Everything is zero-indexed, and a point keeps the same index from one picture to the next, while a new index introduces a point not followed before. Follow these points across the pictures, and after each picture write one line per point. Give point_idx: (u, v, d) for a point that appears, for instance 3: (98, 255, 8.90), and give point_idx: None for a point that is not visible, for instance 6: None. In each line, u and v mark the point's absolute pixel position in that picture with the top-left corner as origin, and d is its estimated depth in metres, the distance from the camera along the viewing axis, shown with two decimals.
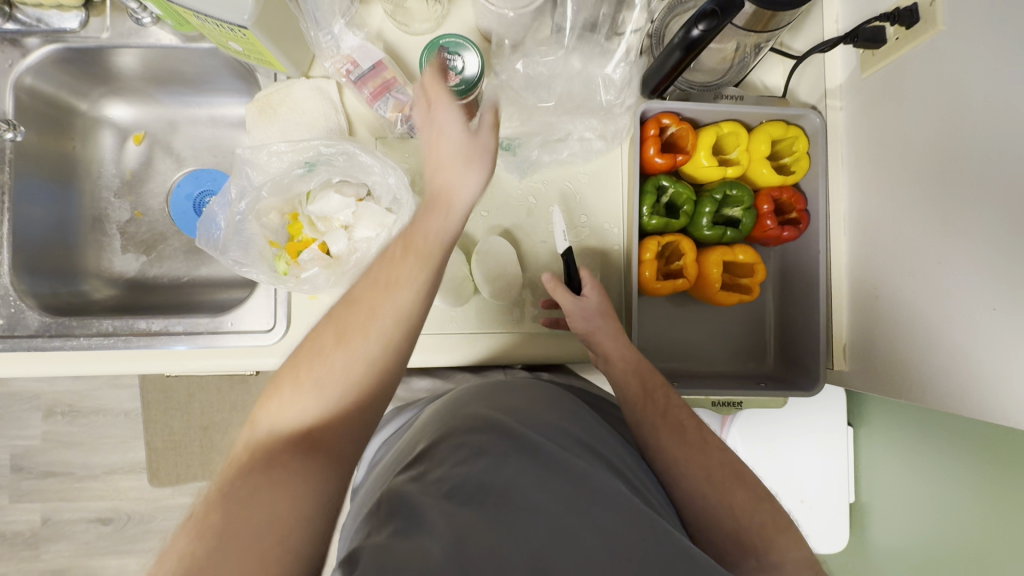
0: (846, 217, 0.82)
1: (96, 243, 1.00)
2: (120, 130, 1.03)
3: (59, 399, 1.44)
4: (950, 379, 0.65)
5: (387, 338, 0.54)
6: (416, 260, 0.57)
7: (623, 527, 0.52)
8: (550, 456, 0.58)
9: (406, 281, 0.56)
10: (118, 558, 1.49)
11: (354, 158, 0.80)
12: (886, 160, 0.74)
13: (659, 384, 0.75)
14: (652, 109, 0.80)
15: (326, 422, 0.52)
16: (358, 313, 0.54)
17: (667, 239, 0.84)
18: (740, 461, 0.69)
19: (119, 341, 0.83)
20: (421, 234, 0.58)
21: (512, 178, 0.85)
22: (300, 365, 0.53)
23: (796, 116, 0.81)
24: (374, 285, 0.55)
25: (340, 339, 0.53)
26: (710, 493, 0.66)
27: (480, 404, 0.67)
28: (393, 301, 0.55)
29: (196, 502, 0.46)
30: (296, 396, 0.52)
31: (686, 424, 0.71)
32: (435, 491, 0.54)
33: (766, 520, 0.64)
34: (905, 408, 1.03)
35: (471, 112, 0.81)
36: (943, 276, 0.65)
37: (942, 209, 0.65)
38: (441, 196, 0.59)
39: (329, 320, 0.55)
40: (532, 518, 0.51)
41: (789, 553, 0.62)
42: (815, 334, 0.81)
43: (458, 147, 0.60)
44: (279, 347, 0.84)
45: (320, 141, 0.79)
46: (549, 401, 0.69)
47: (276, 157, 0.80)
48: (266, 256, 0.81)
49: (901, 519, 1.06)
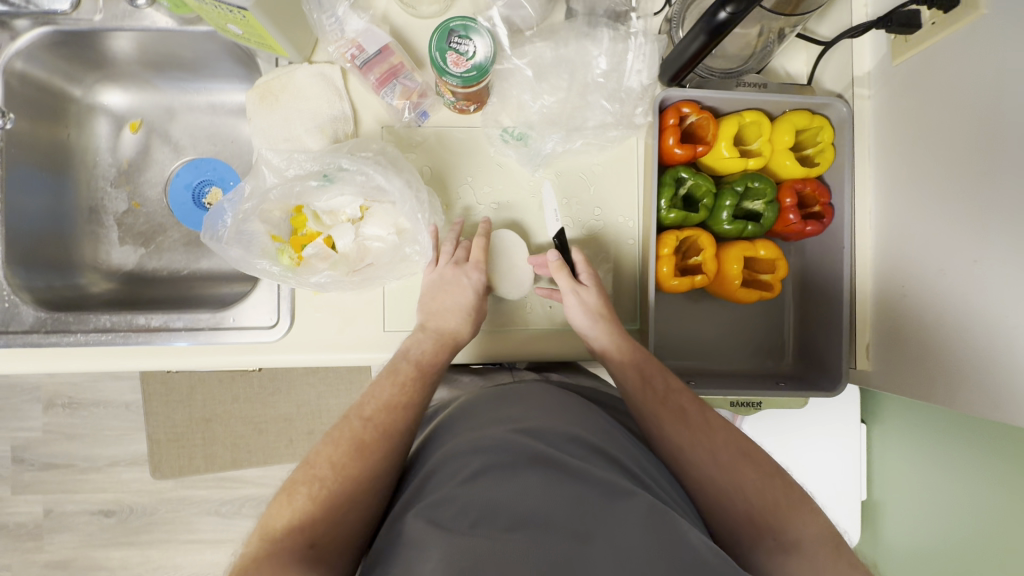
0: (872, 212, 0.79)
1: (92, 235, 0.97)
2: (115, 117, 0.99)
3: (60, 390, 1.41)
4: (986, 382, 0.62)
5: (390, 440, 0.65)
6: (421, 379, 0.72)
7: (648, 541, 0.49)
8: (566, 467, 0.55)
9: (411, 395, 0.70)
10: (120, 550, 1.45)
11: (373, 179, 0.77)
12: (916, 151, 0.71)
13: (658, 370, 0.72)
14: (671, 98, 0.76)
15: (329, 528, 0.58)
16: (368, 442, 0.64)
17: (685, 233, 0.81)
18: (746, 440, 0.67)
19: (117, 338, 0.81)
20: (427, 370, 0.73)
21: (523, 170, 0.82)
22: (312, 489, 0.60)
23: (821, 105, 0.78)
24: (383, 408, 0.68)
25: (349, 468, 0.62)
26: (718, 476, 0.64)
27: (486, 414, 0.65)
28: (393, 437, 0.66)
29: None
30: (307, 511, 0.58)
31: (687, 408, 0.69)
32: (445, 515, 0.52)
33: (778, 496, 0.62)
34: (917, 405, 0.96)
35: (481, 100, 0.77)
36: (978, 275, 0.62)
37: (978, 206, 0.62)
38: (442, 332, 0.75)
39: (337, 437, 0.65)
40: (550, 537, 0.50)
41: (806, 528, 0.60)
42: (838, 331, 0.78)
43: (453, 279, 0.77)
44: (282, 344, 0.81)
45: (343, 159, 0.75)
46: (558, 406, 0.65)
47: (294, 164, 0.77)
48: (268, 251, 0.77)
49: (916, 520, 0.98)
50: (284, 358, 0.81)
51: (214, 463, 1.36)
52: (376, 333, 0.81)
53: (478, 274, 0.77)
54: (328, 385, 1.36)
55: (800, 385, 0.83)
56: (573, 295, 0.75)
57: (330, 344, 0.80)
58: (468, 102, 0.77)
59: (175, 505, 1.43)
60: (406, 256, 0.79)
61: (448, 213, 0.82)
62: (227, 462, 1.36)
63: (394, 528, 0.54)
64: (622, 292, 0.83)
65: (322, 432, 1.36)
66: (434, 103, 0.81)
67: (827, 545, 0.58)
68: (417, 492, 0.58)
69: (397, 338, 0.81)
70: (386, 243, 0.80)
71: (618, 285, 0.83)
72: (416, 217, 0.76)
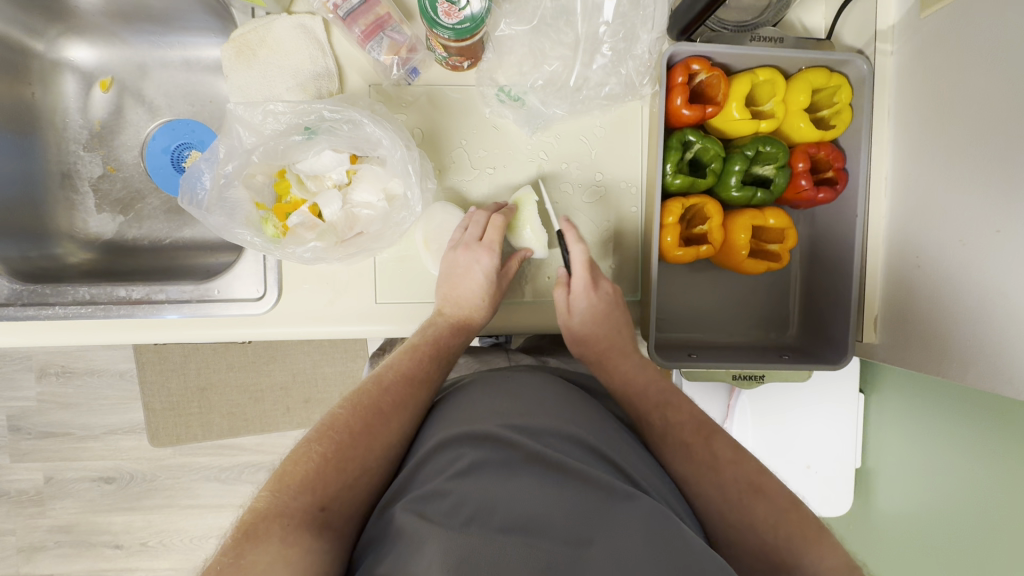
0: (888, 178, 0.75)
1: (67, 201, 0.92)
2: (84, 75, 0.92)
3: (52, 359, 1.38)
4: (1000, 358, 0.60)
5: (404, 412, 0.64)
6: (435, 358, 0.71)
7: (650, 553, 0.48)
8: (564, 469, 0.53)
9: (424, 372, 0.69)
10: (123, 515, 1.45)
11: (359, 128, 0.72)
12: (939, 113, 0.67)
13: (654, 404, 0.70)
14: (680, 54, 0.71)
15: (342, 493, 0.57)
16: (386, 411, 0.63)
17: (692, 200, 0.77)
18: (759, 471, 0.61)
19: (97, 311, 0.77)
20: (442, 351, 0.72)
21: (521, 131, 0.76)
22: (327, 450, 0.58)
23: (841, 62, 0.73)
24: (399, 381, 0.67)
25: (366, 434, 0.61)
26: (727, 511, 0.59)
27: (480, 404, 0.62)
28: (409, 410, 0.65)
29: (226, 538, 0.51)
30: (320, 471, 0.56)
31: (688, 443, 0.65)
32: (436, 510, 0.51)
33: (793, 530, 0.56)
34: (918, 385, 0.88)
35: (475, 55, 0.72)
36: (1000, 248, 0.59)
37: (1003, 174, 0.59)
38: (456, 312, 0.74)
39: (352, 404, 0.64)
40: (546, 543, 0.48)
41: (824, 560, 0.53)
42: (846, 303, 0.76)
43: (465, 260, 0.73)
44: (270, 317, 0.78)
45: (323, 104, 0.71)
46: (552, 399, 0.63)
47: (272, 118, 0.72)
48: (252, 220, 0.73)
49: (903, 504, 0.92)
50: (273, 332, 0.78)
51: (211, 431, 1.34)
52: (367, 306, 0.77)
53: (488, 256, 0.73)
54: (324, 354, 1.34)
55: (805, 358, 0.81)
56: (566, 322, 0.75)
57: (320, 317, 0.77)
58: (461, 58, 0.71)
59: (175, 472, 1.43)
60: (396, 223, 0.74)
61: (441, 179, 0.78)
62: (224, 430, 1.35)
63: (384, 516, 0.54)
64: (624, 264, 0.79)
65: (318, 400, 1.35)
66: (425, 59, 0.75)
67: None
68: (411, 479, 0.57)
69: (390, 311, 0.78)
70: (376, 211, 0.75)
71: (620, 257, 0.79)
72: (408, 172, 0.72)
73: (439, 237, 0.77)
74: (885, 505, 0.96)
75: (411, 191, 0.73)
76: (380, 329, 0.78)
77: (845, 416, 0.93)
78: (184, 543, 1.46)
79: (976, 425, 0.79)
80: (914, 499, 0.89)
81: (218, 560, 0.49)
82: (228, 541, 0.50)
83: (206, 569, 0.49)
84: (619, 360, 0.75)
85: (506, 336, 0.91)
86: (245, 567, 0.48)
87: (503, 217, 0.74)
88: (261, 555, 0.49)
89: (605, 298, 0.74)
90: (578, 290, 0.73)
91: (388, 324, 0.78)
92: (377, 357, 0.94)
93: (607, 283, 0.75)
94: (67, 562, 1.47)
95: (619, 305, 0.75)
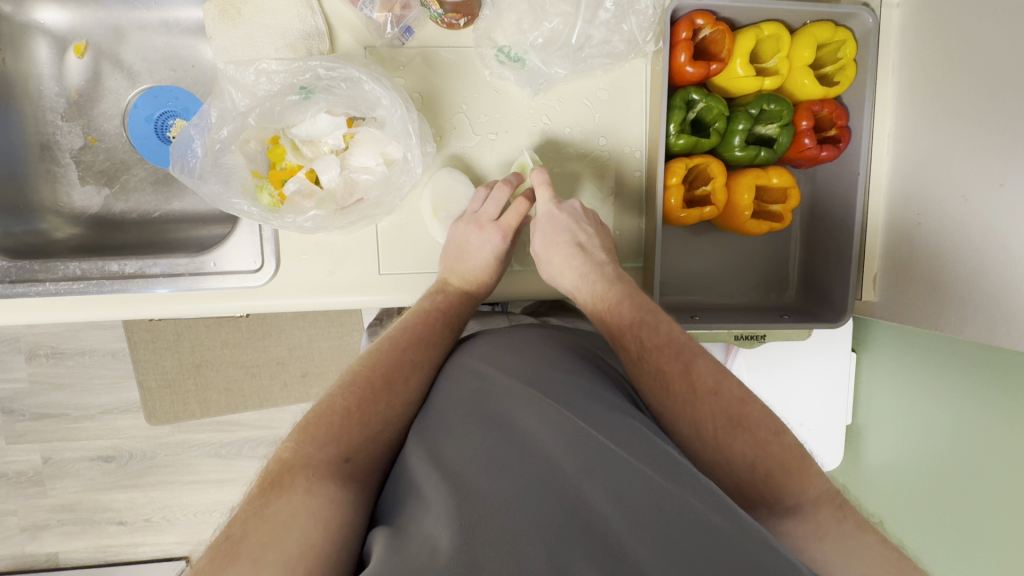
0: (890, 135, 0.75)
1: (48, 174, 0.89)
2: (56, 38, 0.87)
3: (41, 340, 1.36)
4: (1000, 307, 0.61)
5: (422, 372, 0.66)
6: (446, 321, 0.71)
7: (651, 491, 0.48)
8: (565, 421, 0.54)
9: (437, 334, 0.70)
10: (124, 492, 1.45)
11: (357, 86, 0.70)
12: (942, 68, 0.66)
13: (630, 322, 0.66)
14: (684, 8, 0.69)
15: (363, 446, 0.57)
16: (406, 370, 0.65)
17: (695, 161, 0.76)
18: (738, 402, 0.59)
19: (90, 287, 0.76)
20: (453, 316, 0.72)
21: (522, 93, 0.74)
22: (350, 403, 0.59)
23: (846, 15, 0.71)
24: (414, 340, 0.68)
25: (387, 391, 0.62)
26: (709, 463, 0.58)
27: (482, 369, 0.64)
28: (426, 370, 0.66)
29: (252, 488, 0.51)
30: (343, 424, 0.57)
31: (666, 370, 0.62)
32: (446, 469, 0.51)
33: (788, 464, 0.56)
34: (903, 337, 0.90)
35: (472, 12, 0.69)
36: (1005, 201, 0.60)
37: (1006, 125, 0.59)
38: (460, 272, 0.74)
39: (372, 362, 0.64)
40: (550, 494, 0.48)
41: (804, 495, 0.54)
42: (846, 263, 0.76)
43: (464, 230, 0.73)
44: (268, 289, 0.76)
45: (318, 61, 0.69)
46: (554, 360, 0.64)
47: (265, 78, 0.71)
48: (248, 187, 0.71)
49: (896, 452, 0.94)
50: (272, 303, 0.77)
51: (209, 407, 1.34)
52: (369, 275, 0.76)
53: (500, 239, 0.75)
54: (319, 328, 1.33)
55: (803, 317, 0.82)
56: (538, 247, 0.75)
57: (321, 286, 0.76)
58: (457, 15, 0.69)
59: (175, 449, 1.43)
60: (397, 187, 0.72)
61: (440, 145, 0.76)
62: (222, 407, 1.35)
63: (394, 478, 0.55)
64: (624, 229, 0.79)
65: (315, 374, 1.35)
66: (419, 17, 0.72)
67: (825, 509, 0.53)
68: (417, 438, 0.57)
69: (393, 280, 0.77)
70: (376, 176, 0.73)
71: (620, 221, 0.79)
72: (408, 133, 0.70)
73: (445, 204, 0.76)
74: (879, 458, 0.98)
75: (412, 153, 0.71)
76: (381, 299, 0.77)
77: (837, 377, 0.95)
78: (188, 517, 1.47)
79: (986, 385, 0.79)
80: (907, 447, 0.92)
81: (244, 510, 0.49)
82: (254, 491, 0.51)
83: (231, 520, 0.49)
84: (588, 271, 0.72)
85: (502, 304, 0.87)
86: (270, 516, 0.48)
87: (527, 203, 0.76)
88: (285, 505, 0.49)
89: (571, 214, 0.73)
90: (540, 214, 0.74)
91: (391, 294, 0.77)
92: (375, 327, 0.93)
93: (573, 201, 0.75)
94: (71, 540, 1.48)
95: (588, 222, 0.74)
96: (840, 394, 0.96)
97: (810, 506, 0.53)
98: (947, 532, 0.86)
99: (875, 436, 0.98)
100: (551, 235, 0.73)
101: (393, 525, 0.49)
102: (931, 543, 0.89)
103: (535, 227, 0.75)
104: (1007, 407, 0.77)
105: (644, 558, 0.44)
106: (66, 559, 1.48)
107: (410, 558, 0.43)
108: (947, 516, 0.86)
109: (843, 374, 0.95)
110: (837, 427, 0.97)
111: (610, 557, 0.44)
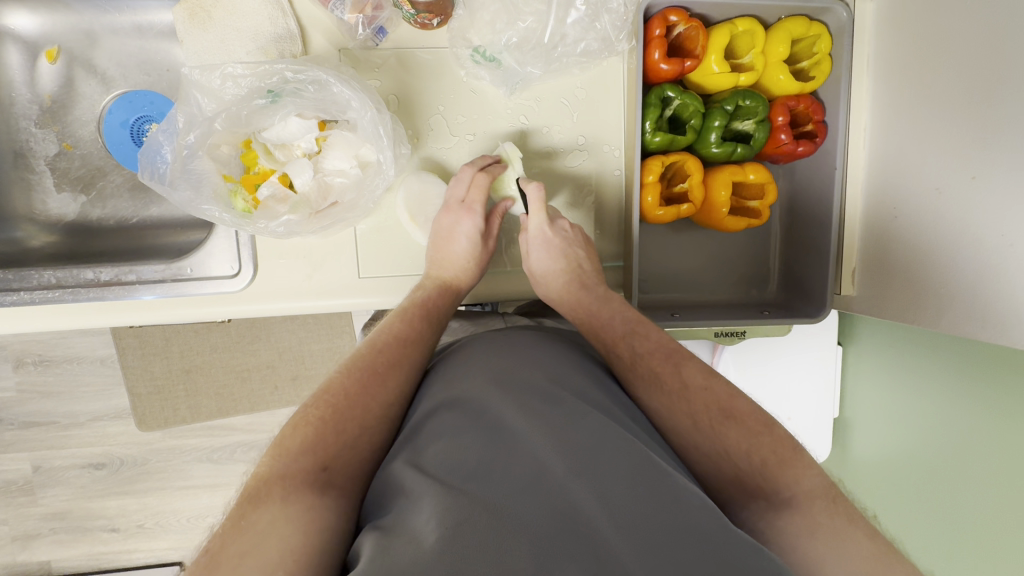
0: (866, 129, 0.75)
1: (23, 182, 0.88)
2: (28, 45, 0.86)
3: (27, 349, 1.35)
4: (978, 300, 0.61)
5: (400, 374, 0.65)
6: (428, 320, 0.71)
7: (637, 493, 0.48)
8: (554, 422, 0.54)
9: (418, 333, 0.69)
10: (115, 499, 1.45)
11: (325, 88, 0.69)
12: (917, 61, 0.66)
13: (621, 335, 0.68)
14: (657, 6, 0.69)
15: (341, 452, 0.56)
16: (383, 373, 0.64)
17: (671, 158, 0.76)
18: (729, 394, 0.60)
19: (65, 295, 0.75)
20: (434, 315, 0.72)
21: (499, 93, 0.74)
22: (325, 412, 0.58)
23: (820, 9, 0.71)
24: (393, 342, 0.67)
25: (363, 395, 0.61)
26: (690, 460, 0.58)
27: (473, 369, 0.63)
28: (405, 370, 0.65)
29: (231, 505, 0.51)
30: (319, 433, 0.56)
31: (658, 371, 0.63)
32: (435, 470, 0.51)
33: (766, 453, 0.55)
34: (892, 329, 0.91)
35: (445, 12, 0.68)
36: (978, 194, 0.60)
37: (981, 118, 0.59)
38: (445, 273, 0.74)
39: (350, 368, 0.64)
40: (539, 496, 0.48)
41: (782, 493, 0.53)
42: (826, 258, 0.76)
43: (439, 220, 0.75)
44: (246, 293, 0.76)
45: (285, 65, 0.68)
46: (543, 359, 0.64)
47: (231, 82, 0.70)
48: (220, 193, 0.70)
49: (884, 446, 0.94)
50: (250, 308, 0.76)
51: (200, 412, 1.34)
52: (351, 279, 0.76)
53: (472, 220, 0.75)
54: (308, 331, 1.32)
55: (784, 313, 0.82)
56: (530, 265, 0.76)
57: (300, 290, 0.76)
58: (431, 14, 0.68)
59: (166, 455, 1.42)
60: (371, 189, 0.72)
61: (416, 146, 0.75)
62: (213, 412, 1.34)
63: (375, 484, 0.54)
64: (605, 225, 0.79)
65: (306, 377, 1.34)
66: (392, 17, 0.71)
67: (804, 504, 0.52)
68: (405, 441, 0.57)
69: (374, 284, 0.77)
70: (349, 178, 0.73)
71: (601, 219, 0.79)
72: (379, 135, 0.70)
73: (421, 210, 0.76)
74: (868, 453, 0.98)
75: (384, 155, 0.71)
76: (369, 301, 0.77)
77: (822, 372, 0.96)
78: (180, 523, 1.47)
79: (970, 376, 0.79)
80: (896, 441, 0.92)
81: (223, 525, 0.49)
82: (232, 506, 0.50)
83: (211, 536, 0.49)
84: (580, 292, 0.74)
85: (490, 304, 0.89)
86: (247, 528, 0.48)
87: (486, 175, 0.73)
88: (262, 516, 0.49)
89: (561, 235, 0.75)
90: (532, 230, 0.74)
91: (373, 296, 0.77)
92: (370, 328, 0.92)
93: (564, 221, 0.76)
94: (63, 548, 1.47)
95: (576, 242, 0.75)
96: (825, 388, 0.96)
97: (791, 503, 0.52)
98: (937, 526, 0.86)
99: (863, 431, 0.98)
100: (545, 254, 0.73)
101: (380, 526, 0.48)
102: (923, 538, 0.88)
103: (526, 245, 0.76)
104: (990, 396, 0.77)
105: (628, 560, 0.44)
106: (59, 567, 1.48)
107: (394, 562, 0.43)
108: (935, 509, 0.86)
109: (828, 369, 0.96)
110: (823, 421, 0.98)
111: (595, 558, 0.44)
